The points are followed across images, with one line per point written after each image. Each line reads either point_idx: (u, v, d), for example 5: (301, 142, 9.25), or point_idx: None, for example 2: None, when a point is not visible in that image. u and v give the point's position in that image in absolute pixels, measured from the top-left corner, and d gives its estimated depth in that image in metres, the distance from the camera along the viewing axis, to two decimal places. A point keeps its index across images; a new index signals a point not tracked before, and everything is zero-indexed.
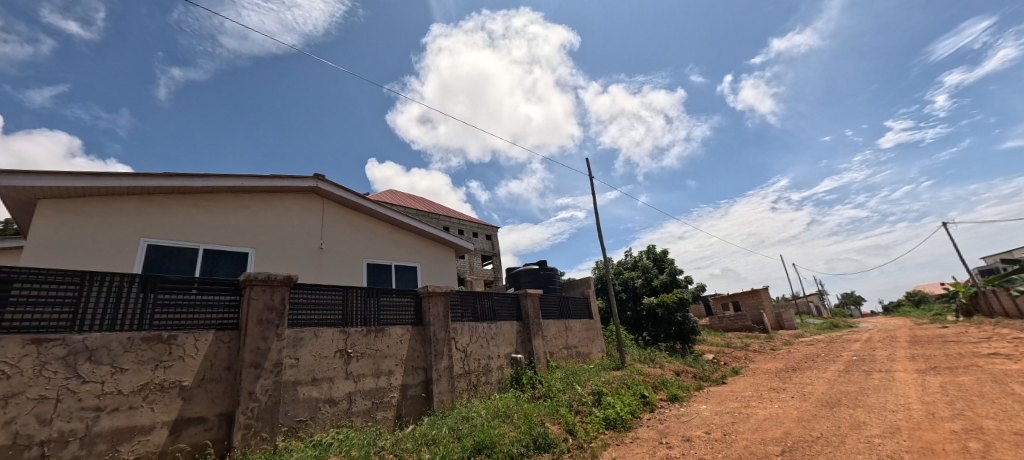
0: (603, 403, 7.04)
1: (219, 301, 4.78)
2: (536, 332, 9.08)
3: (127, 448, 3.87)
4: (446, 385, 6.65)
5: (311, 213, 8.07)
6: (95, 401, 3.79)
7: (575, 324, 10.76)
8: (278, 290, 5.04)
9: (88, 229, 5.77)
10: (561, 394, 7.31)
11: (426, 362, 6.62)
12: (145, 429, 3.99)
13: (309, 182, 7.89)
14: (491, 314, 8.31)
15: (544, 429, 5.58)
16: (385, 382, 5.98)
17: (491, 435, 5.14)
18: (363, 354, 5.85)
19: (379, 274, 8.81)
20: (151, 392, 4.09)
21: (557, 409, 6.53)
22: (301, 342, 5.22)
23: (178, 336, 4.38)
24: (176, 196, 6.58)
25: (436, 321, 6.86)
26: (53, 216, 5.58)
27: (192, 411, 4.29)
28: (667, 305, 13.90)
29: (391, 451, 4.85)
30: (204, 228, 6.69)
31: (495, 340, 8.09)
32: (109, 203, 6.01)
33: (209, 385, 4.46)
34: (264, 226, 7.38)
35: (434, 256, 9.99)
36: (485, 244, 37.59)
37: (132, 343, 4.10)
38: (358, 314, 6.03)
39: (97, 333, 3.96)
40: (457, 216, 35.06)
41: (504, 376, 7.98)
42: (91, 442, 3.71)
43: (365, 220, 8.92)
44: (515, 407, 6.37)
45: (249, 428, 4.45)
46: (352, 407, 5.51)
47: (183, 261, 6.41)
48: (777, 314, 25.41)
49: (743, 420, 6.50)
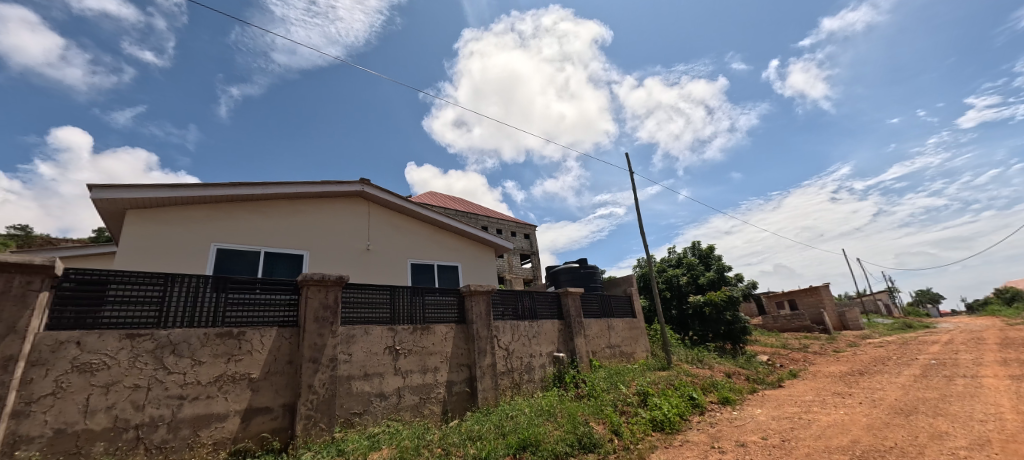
0: (649, 404, 6.86)
1: (280, 300, 5.14)
2: (578, 330, 9.00)
3: (206, 433, 4.26)
4: (490, 383, 6.75)
5: (358, 216, 8.47)
6: (178, 390, 4.20)
7: (618, 323, 10.56)
8: (332, 289, 5.34)
9: (167, 235, 6.38)
10: (605, 394, 7.19)
11: (469, 359, 6.76)
12: (220, 417, 4.37)
13: (355, 186, 8.26)
14: (532, 312, 8.33)
15: (589, 429, 5.52)
16: (431, 378, 6.17)
17: (535, 433, 5.16)
18: (410, 350, 6.07)
19: (422, 273, 9.09)
20: (225, 383, 4.48)
21: (602, 409, 6.44)
22: (353, 339, 5.50)
23: (246, 332, 4.77)
24: (239, 203, 7.13)
25: (478, 319, 6.98)
26: (138, 224, 6.23)
27: (260, 402, 4.65)
28: (715, 304, 13.25)
29: (439, 444, 4.98)
30: (263, 232, 7.21)
31: (537, 339, 8.11)
32: (184, 212, 6.62)
33: (274, 378, 4.81)
34: (316, 229, 7.83)
35: (474, 255, 10.16)
36: (523, 243, 37.68)
37: (208, 338, 4.51)
38: (405, 312, 6.26)
39: (179, 329, 4.39)
40: (496, 215, 35.38)
41: (547, 374, 7.99)
42: (176, 427, 4.12)
43: (408, 222, 9.24)
44: (559, 406, 6.35)
45: (309, 418, 4.77)
46: (401, 401, 5.73)
47: (246, 262, 6.94)
48: (840, 314, 23.56)
49: (804, 427, 6.09)
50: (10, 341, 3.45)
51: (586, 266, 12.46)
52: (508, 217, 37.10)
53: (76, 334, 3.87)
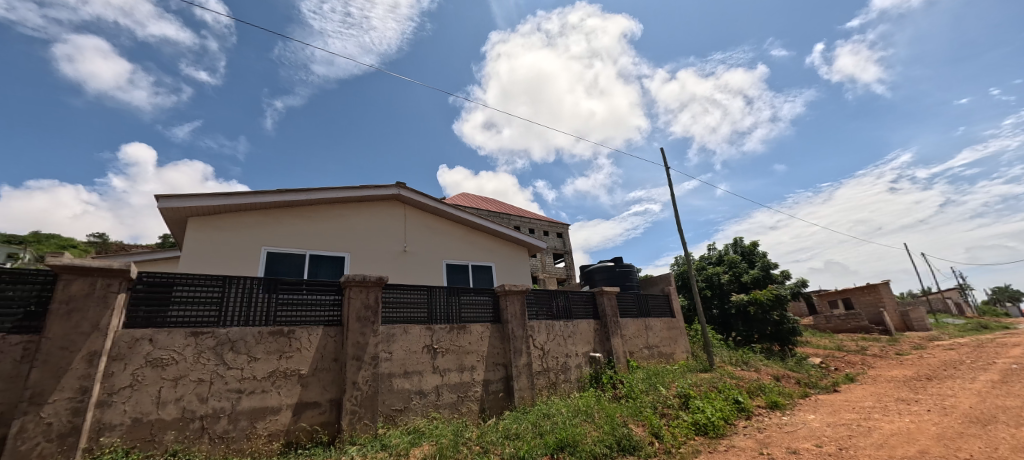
0: (691, 406, 6.63)
1: (325, 300, 5.39)
2: (615, 330, 8.84)
3: (262, 425, 4.54)
4: (526, 382, 6.78)
5: (395, 219, 8.74)
6: (236, 384, 4.51)
7: (656, 323, 10.28)
8: (372, 290, 5.56)
9: (223, 240, 6.84)
10: (644, 395, 7.03)
11: (505, 358, 6.81)
12: (274, 410, 4.65)
13: (392, 190, 8.53)
14: (567, 312, 8.27)
15: (628, 431, 5.42)
16: (468, 377, 6.27)
17: (573, 433, 5.12)
18: (448, 349, 6.19)
19: (457, 274, 9.25)
20: (278, 378, 4.76)
21: (641, 411, 6.30)
22: (393, 337, 5.68)
23: (296, 330, 5.04)
24: (286, 209, 7.55)
25: (514, 319, 7.02)
26: (198, 230, 6.73)
27: (309, 396, 4.90)
28: (760, 303, 12.58)
29: (477, 442, 5.05)
30: (308, 236, 7.59)
31: (573, 338, 8.04)
32: (238, 218, 7.09)
33: (321, 374, 5.05)
34: (356, 232, 8.14)
35: (508, 255, 10.21)
36: (556, 242, 37.48)
37: (262, 336, 4.81)
38: (442, 311, 6.40)
39: (236, 327, 4.71)
40: (528, 215, 35.39)
41: (583, 375, 7.92)
42: (235, 418, 4.42)
43: (443, 223, 9.43)
44: (596, 407, 6.28)
45: (354, 413, 4.98)
46: (440, 399, 5.87)
47: (293, 265, 7.33)
48: (902, 313, 21.77)
49: (863, 434, 5.69)
50: (94, 338, 3.83)
51: (622, 264, 12.21)
52: (540, 216, 37.03)
53: (148, 332, 4.23)
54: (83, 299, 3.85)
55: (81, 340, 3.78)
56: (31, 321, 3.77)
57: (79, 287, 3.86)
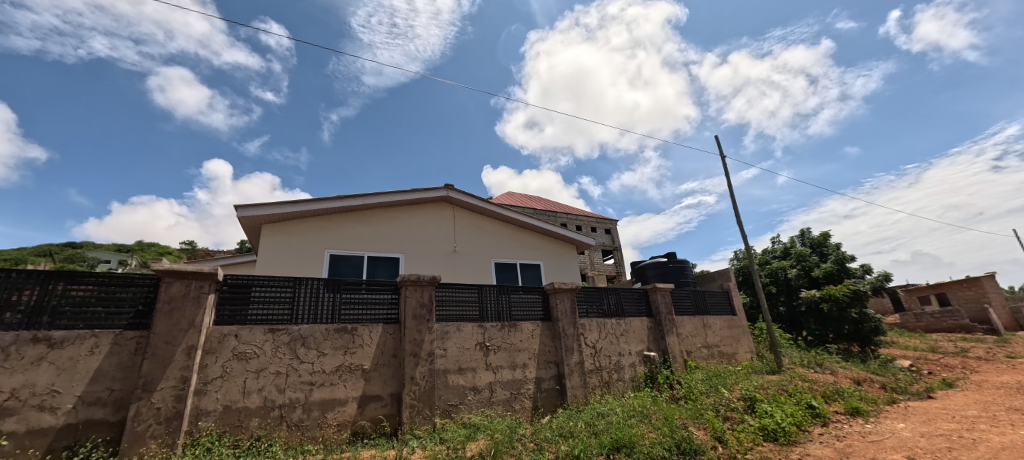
0: (758, 410, 6.21)
1: (383, 299, 5.68)
2: (670, 329, 8.50)
3: (332, 415, 4.89)
4: (579, 380, 6.72)
5: (445, 220, 9.02)
6: (308, 377, 4.88)
7: (715, 321, 9.75)
8: (426, 289, 5.79)
9: (292, 244, 7.43)
10: (705, 397, 6.71)
11: (557, 357, 6.79)
12: (342, 402, 4.98)
13: (441, 192, 8.81)
14: (619, 310, 8.07)
15: (688, 433, 5.19)
16: (521, 374, 6.33)
17: (629, 434, 5.00)
18: (500, 347, 6.28)
19: (506, 272, 9.35)
20: (344, 372, 5.09)
21: (701, 413, 6.01)
22: (447, 335, 5.87)
23: (358, 327, 5.36)
24: (345, 214, 8.04)
25: (564, 317, 6.98)
26: (271, 236, 7.34)
27: (372, 390, 5.19)
28: (835, 300, 11.49)
29: (532, 439, 5.08)
30: (366, 239, 8.03)
31: (625, 337, 7.84)
32: (304, 224, 7.65)
33: (382, 369, 5.33)
34: (409, 234, 8.49)
35: (556, 253, 10.16)
36: (604, 238, 36.69)
37: (329, 333, 5.16)
38: (493, 309, 6.51)
39: (306, 324, 5.10)
40: (574, 212, 34.95)
41: (638, 374, 7.71)
42: (309, 408, 4.79)
43: (490, 222, 9.58)
44: (653, 407, 6.08)
45: (413, 407, 5.21)
46: (494, 396, 5.97)
47: (353, 266, 7.80)
48: (1013, 311, 18.93)
49: (967, 448, 5.03)
50: (191, 333, 4.32)
51: (676, 260, 11.72)
52: (587, 212, 36.43)
53: (233, 328, 4.69)
54: (181, 299, 4.36)
55: (181, 335, 4.28)
56: (141, 319, 4.32)
57: (177, 288, 4.37)
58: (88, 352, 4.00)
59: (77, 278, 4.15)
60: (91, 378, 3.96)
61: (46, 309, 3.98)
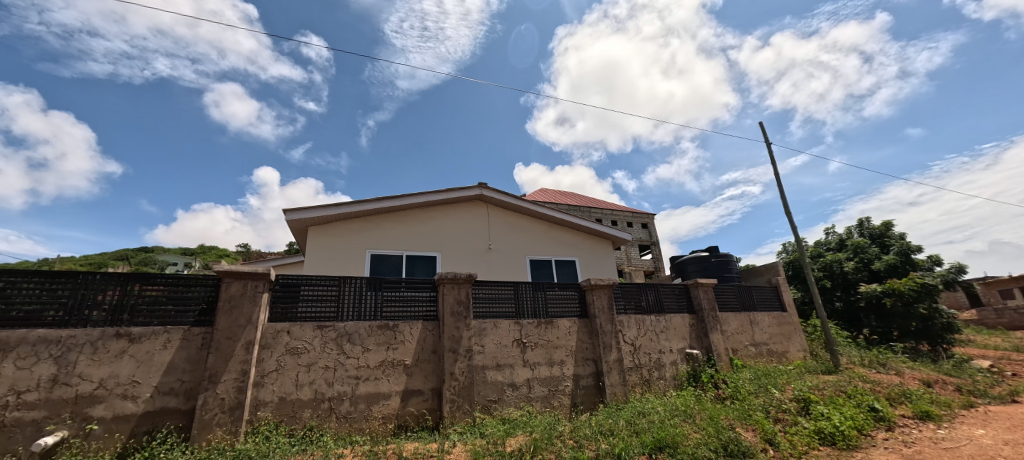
0: (813, 412, 5.85)
1: (422, 296, 5.84)
2: (714, 326, 8.18)
3: (377, 408, 5.09)
4: (618, 378, 6.60)
5: (480, 219, 9.12)
6: (354, 372, 5.10)
7: (763, 318, 9.27)
8: (463, 287, 5.90)
9: (335, 245, 7.77)
10: (753, 398, 6.40)
11: (595, 354, 6.71)
12: (386, 395, 5.17)
13: (475, 190, 8.91)
14: (658, 306, 7.85)
15: (735, 435, 4.96)
16: (558, 371, 6.31)
17: (671, 434, 4.86)
18: (537, 344, 6.30)
19: (542, 269, 9.33)
20: (387, 367, 5.28)
21: (750, 414, 5.75)
22: (485, 331, 5.95)
23: (399, 324, 5.54)
24: (384, 215, 8.31)
25: (601, 314, 6.89)
26: (316, 238, 7.72)
27: (414, 384, 5.36)
28: (900, 295, 10.57)
29: (571, 436, 5.06)
30: (404, 238, 8.28)
31: (666, 334, 7.62)
32: (346, 225, 7.99)
33: (423, 364, 5.49)
34: (445, 233, 8.66)
35: (591, 249, 10.03)
36: (642, 233, 35.78)
37: (372, 330, 5.37)
38: (529, 306, 6.53)
39: (351, 321, 5.33)
40: (610, 207, 34.33)
41: (680, 372, 7.48)
42: (356, 401, 5.01)
43: (525, 220, 9.60)
44: (697, 407, 5.88)
45: (454, 402, 5.33)
46: (532, 392, 5.99)
47: (393, 265, 8.06)
48: None
49: None
50: (249, 330, 4.64)
51: (718, 254, 11.25)
52: (624, 206, 35.67)
53: (286, 325, 4.98)
54: (240, 297, 4.70)
55: (240, 332, 4.60)
56: (206, 316, 4.68)
57: (236, 288, 4.71)
58: (162, 346, 4.39)
59: (150, 279, 4.55)
60: (165, 370, 4.35)
61: (126, 308, 4.40)
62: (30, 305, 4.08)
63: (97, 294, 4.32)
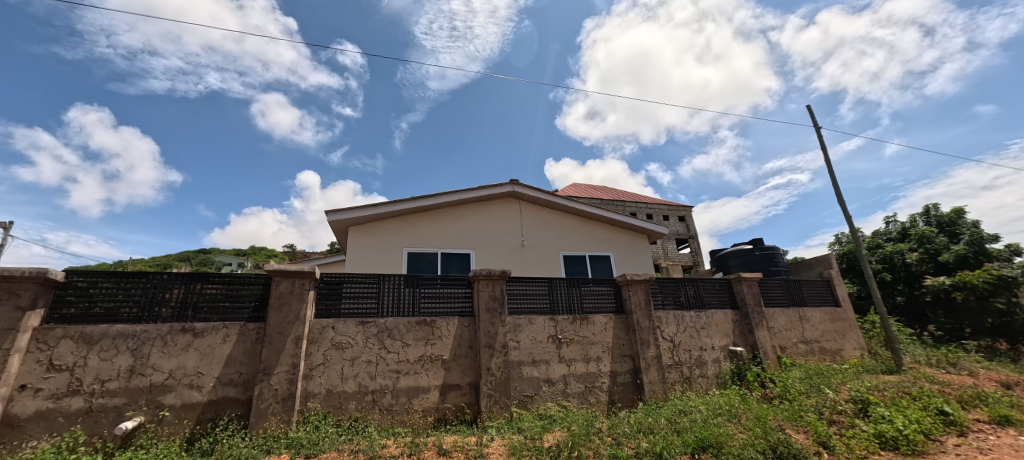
0: (873, 415, 5.46)
1: (458, 293, 5.94)
2: (759, 322, 7.80)
3: (417, 401, 5.25)
4: (656, 375, 6.45)
5: (512, 215, 9.16)
6: (395, 366, 5.28)
7: (813, 314, 8.74)
8: (498, 283, 5.96)
9: (374, 244, 8.04)
10: (804, 398, 6.07)
11: (632, 350, 6.58)
12: (425, 389, 5.32)
13: (507, 187, 8.94)
14: (698, 301, 7.58)
15: (785, 436, 4.72)
16: (595, 367, 6.24)
17: (715, 434, 4.70)
18: (573, 340, 6.26)
19: (576, 265, 9.25)
20: (426, 362, 5.42)
21: (801, 415, 5.46)
22: (520, 327, 5.99)
23: (437, 320, 5.67)
24: (419, 214, 8.52)
25: (638, 309, 6.74)
26: (356, 237, 8.02)
27: (452, 379, 5.47)
28: (973, 288, 9.61)
29: (610, 433, 4.99)
30: (439, 236, 8.45)
31: (707, 331, 7.36)
32: (384, 225, 8.25)
33: (460, 359, 5.59)
34: (478, 230, 8.76)
35: (626, 243, 9.83)
36: (679, 226, 34.63)
37: (410, 325, 5.53)
38: (564, 302, 6.49)
39: (391, 317, 5.51)
40: (645, 200, 33.44)
41: (723, 370, 7.21)
42: (397, 394, 5.19)
43: (557, 215, 9.54)
44: (742, 407, 5.64)
45: (491, 397, 5.41)
46: (568, 388, 5.97)
47: (429, 262, 8.26)
48: None
49: None
50: (297, 325, 4.91)
51: (763, 247, 10.71)
52: (659, 199, 34.62)
53: (330, 321, 5.22)
54: (288, 295, 4.98)
55: (289, 327, 4.88)
56: (259, 312, 4.99)
57: (285, 286, 4.99)
58: (221, 340, 4.73)
59: (209, 278, 4.90)
60: (225, 362, 4.68)
61: (190, 305, 4.77)
62: (110, 302, 4.51)
63: (165, 292, 4.71)
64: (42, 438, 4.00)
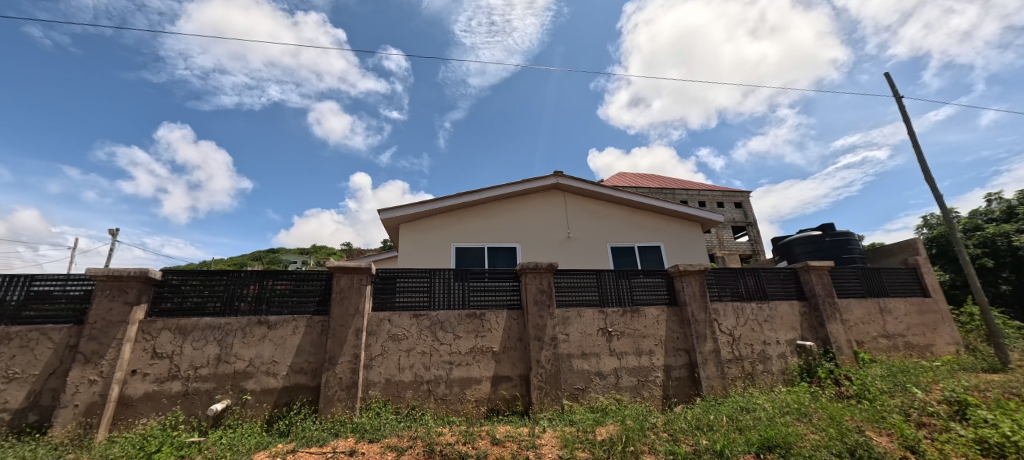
0: (973, 418, 4.83)
1: (506, 286, 6.01)
2: (831, 314, 7.18)
3: (470, 392, 5.40)
4: (715, 370, 6.14)
5: (557, 208, 9.08)
6: (448, 357, 5.45)
7: (896, 305, 7.91)
8: (545, 276, 5.95)
9: (424, 240, 8.32)
10: (887, 398, 5.52)
11: (687, 344, 6.32)
12: (477, 380, 5.45)
13: (551, 179, 8.88)
14: (760, 292, 7.11)
15: (864, 438, 4.33)
16: (647, 361, 6.07)
17: (782, 433, 4.41)
18: (623, 333, 6.12)
19: (624, 256, 9.01)
20: (477, 354, 5.55)
21: (883, 417, 4.97)
22: (569, 320, 5.95)
23: (486, 313, 5.78)
24: (465, 210, 8.69)
25: (693, 301, 6.44)
26: (406, 235, 8.34)
27: (502, 371, 5.57)
28: None
29: (665, 429, 4.84)
30: (485, 231, 8.58)
31: (771, 324, 6.89)
32: (432, 221, 8.50)
33: (510, 352, 5.67)
34: (523, 224, 8.79)
35: (677, 233, 9.42)
36: (735, 213, 32.65)
37: (461, 318, 5.68)
38: (613, 294, 6.36)
39: (442, 310, 5.69)
40: (697, 187, 31.82)
41: (789, 366, 6.73)
42: (451, 384, 5.37)
43: (604, 206, 9.34)
44: (813, 405, 5.23)
45: (541, 389, 5.45)
46: (620, 382, 5.86)
47: (476, 257, 8.41)
48: None
49: None
50: (357, 318, 5.22)
51: (834, 232, 9.81)
52: (713, 186, 32.80)
53: (386, 314, 5.48)
54: (348, 290, 5.31)
55: (350, 320, 5.20)
56: (323, 306, 5.35)
57: (345, 281, 5.33)
58: (292, 332, 5.13)
59: (279, 275, 5.31)
60: (295, 352, 5.07)
61: (264, 300, 5.22)
62: (198, 297, 5.06)
63: (242, 288, 5.19)
64: (150, 416, 4.58)
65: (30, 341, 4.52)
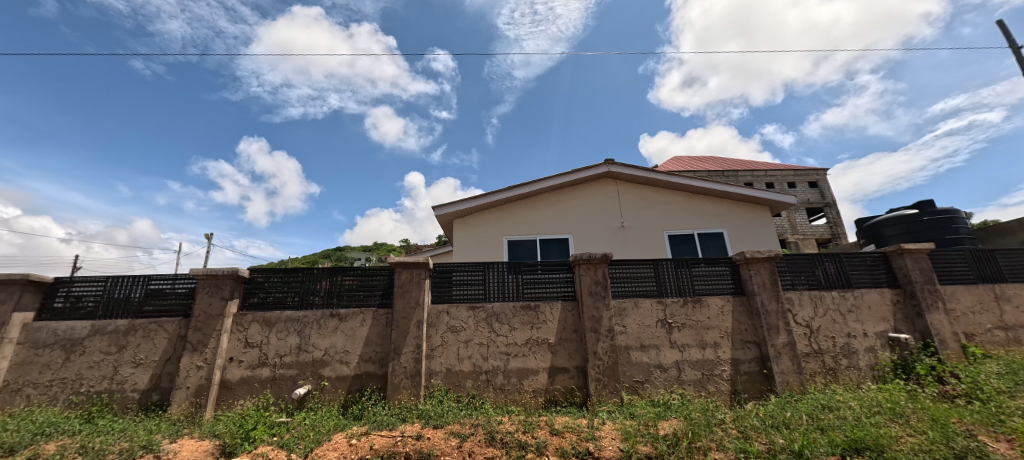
0: None
1: (560, 278, 5.99)
2: (932, 303, 6.34)
3: (527, 382, 5.47)
4: (790, 365, 5.69)
5: (610, 197, 8.85)
6: (505, 348, 5.56)
7: (1017, 292, 6.80)
8: (599, 267, 5.85)
9: (477, 234, 8.51)
10: (1007, 399, 4.78)
11: (757, 336, 5.91)
12: (534, 371, 5.51)
13: (602, 168, 8.67)
14: (842, 280, 6.45)
15: (976, 443, 3.80)
16: (712, 354, 5.77)
17: (873, 434, 3.99)
18: (685, 324, 5.86)
19: (683, 244, 8.60)
20: (533, 345, 5.60)
21: (1002, 421, 4.32)
22: (626, 311, 5.81)
23: (540, 305, 5.80)
24: (515, 203, 8.75)
25: (762, 290, 6.00)
26: (459, 230, 8.58)
27: (559, 362, 5.57)
28: None
29: (735, 426, 4.59)
30: (536, 223, 8.59)
31: (856, 314, 6.24)
32: (483, 215, 8.65)
33: (566, 343, 5.65)
34: (575, 215, 8.68)
35: (742, 218, 8.79)
36: (810, 194, 29.76)
37: (516, 310, 5.76)
38: (672, 284, 6.10)
39: (498, 302, 5.81)
40: (764, 167, 29.41)
41: (880, 361, 6.06)
42: (509, 375, 5.48)
43: (659, 192, 8.95)
44: (911, 405, 4.67)
45: (599, 381, 5.38)
46: (683, 375, 5.63)
47: (528, 249, 8.45)
48: None
49: None
50: (418, 310, 5.49)
51: (934, 210, 8.62)
52: (782, 165, 30.13)
53: (445, 306, 5.70)
54: (409, 284, 5.59)
55: (411, 312, 5.47)
56: (386, 299, 5.67)
57: (406, 276, 5.61)
58: (360, 324, 5.51)
59: (346, 271, 5.72)
60: (364, 342, 5.44)
61: (334, 294, 5.65)
62: (279, 292, 5.59)
63: (316, 284, 5.65)
64: (246, 398, 5.16)
65: (150, 332, 5.27)
